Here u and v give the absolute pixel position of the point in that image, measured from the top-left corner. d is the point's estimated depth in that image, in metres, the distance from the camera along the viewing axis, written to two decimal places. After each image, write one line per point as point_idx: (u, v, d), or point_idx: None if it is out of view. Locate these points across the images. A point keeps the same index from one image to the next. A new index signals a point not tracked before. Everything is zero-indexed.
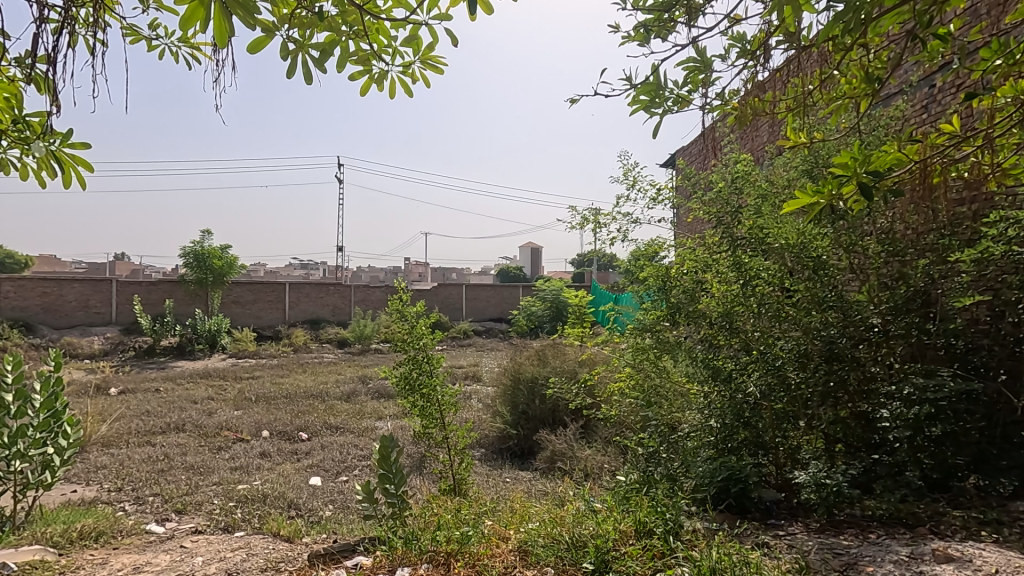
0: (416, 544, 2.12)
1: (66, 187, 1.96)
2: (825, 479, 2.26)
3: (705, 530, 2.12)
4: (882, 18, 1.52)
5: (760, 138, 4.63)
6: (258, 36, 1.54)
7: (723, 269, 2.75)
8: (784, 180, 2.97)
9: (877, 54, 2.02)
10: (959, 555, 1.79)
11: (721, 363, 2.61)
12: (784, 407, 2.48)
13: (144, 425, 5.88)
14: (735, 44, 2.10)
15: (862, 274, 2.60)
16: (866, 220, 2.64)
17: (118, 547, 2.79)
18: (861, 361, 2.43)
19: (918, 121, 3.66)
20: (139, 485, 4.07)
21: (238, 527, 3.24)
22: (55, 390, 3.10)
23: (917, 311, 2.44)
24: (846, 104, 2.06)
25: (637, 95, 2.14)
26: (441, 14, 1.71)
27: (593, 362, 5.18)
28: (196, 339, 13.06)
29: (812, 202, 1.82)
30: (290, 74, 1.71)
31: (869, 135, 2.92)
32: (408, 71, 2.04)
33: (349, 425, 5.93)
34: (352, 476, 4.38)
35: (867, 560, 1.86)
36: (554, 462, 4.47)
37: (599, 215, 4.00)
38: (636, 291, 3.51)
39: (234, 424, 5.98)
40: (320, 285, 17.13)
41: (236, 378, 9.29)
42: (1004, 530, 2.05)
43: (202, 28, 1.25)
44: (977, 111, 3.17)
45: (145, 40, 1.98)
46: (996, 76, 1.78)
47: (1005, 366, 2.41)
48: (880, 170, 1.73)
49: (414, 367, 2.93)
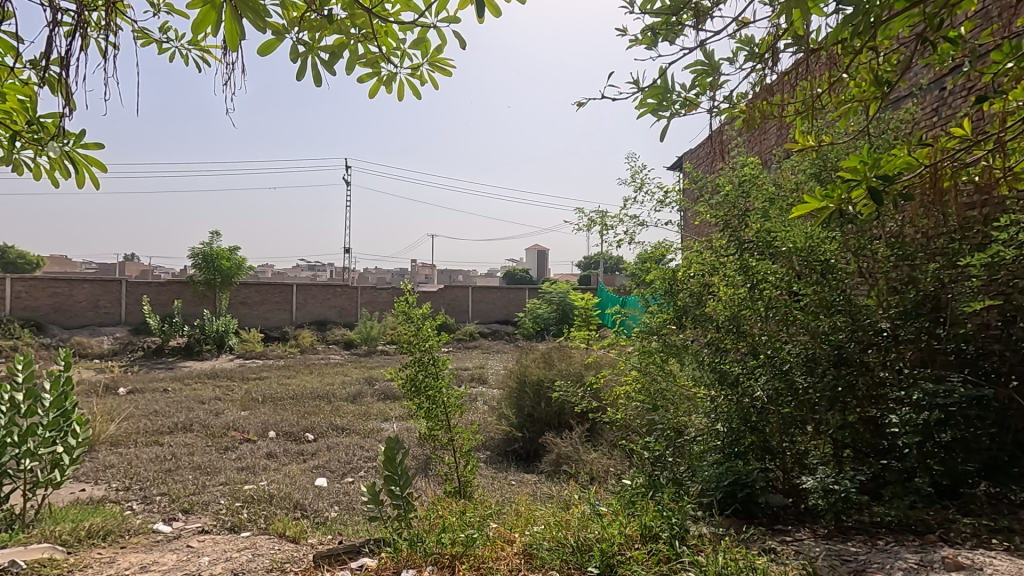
0: (421, 546, 2.10)
1: (79, 187, 1.98)
2: (833, 485, 2.24)
3: (711, 535, 2.10)
4: (894, 19, 1.49)
5: (768, 140, 4.63)
6: (269, 39, 1.55)
7: (730, 273, 2.72)
8: (792, 183, 2.96)
9: (887, 57, 1.99)
10: (970, 563, 1.76)
11: (728, 367, 2.61)
12: (792, 411, 2.46)
13: (152, 425, 5.91)
14: (743, 47, 2.10)
15: (872, 278, 2.59)
16: (875, 225, 2.63)
17: (125, 547, 2.80)
18: (870, 365, 2.41)
19: (929, 124, 3.63)
20: (146, 484, 4.09)
21: (244, 527, 3.26)
22: (65, 390, 3.12)
23: (927, 316, 2.40)
24: (855, 107, 2.04)
25: (644, 99, 2.13)
26: (449, 17, 1.72)
27: (599, 365, 5.16)
28: (204, 339, 13.15)
29: (821, 206, 1.79)
30: (300, 77, 1.72)
31: (877, 138, 2.88)
32: (416, 73, 2.05)
33: (354, 427, 5.93)
34: (358, 478, 4.39)
35: (876, 567, 1.84)
36: (559, 465, 4.46)
37: (605, 217, 3.97)
38: (642, 295, 3.50)
39: (241, 425, 6.00)
40: (328, 287, 17.22)
41: (243, 378, 9.32)
42: (1016, 538, 2.02)
43: (213, 31, 1.27)
44: (989, 115, 3.14)
45: (156, 43, 2.00)
46: (1008, 79, 1.75)
47: (1017, 372, 2.39)
48: (890, 175, 1.71)
49: (419, 369, 2.94)
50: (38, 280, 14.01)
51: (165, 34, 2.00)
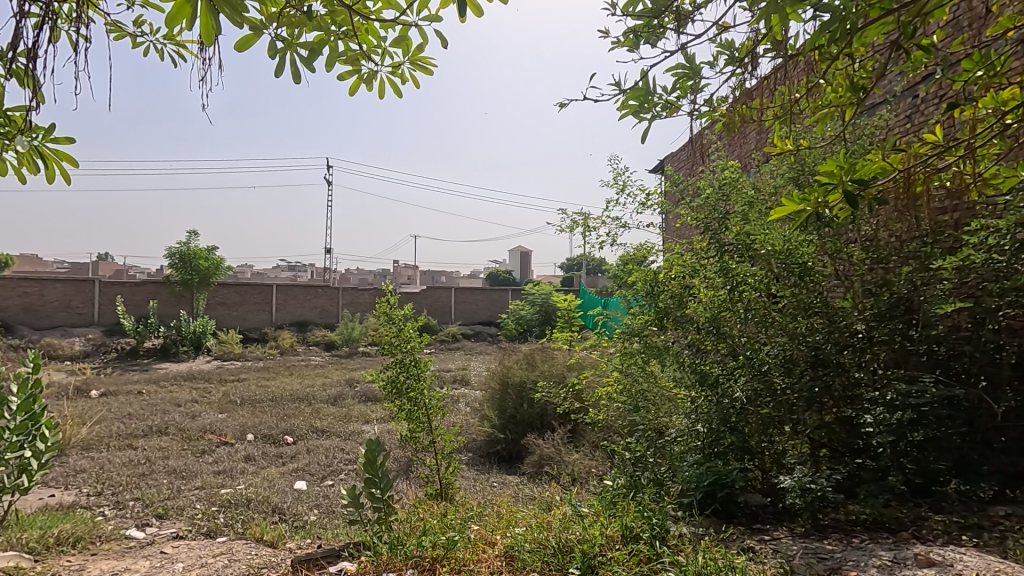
0: (401, 549, 2.09)
1: (49, 183, 1.92)
2: (810, 484, 2.29)
3: (691, 534, 2.11)
4: (869, 27, 1.52)
5: (748, 145, 4.72)
6: (246, 34, 1.53)
7: (711, 274, 2.75)
8: (771, 188, 3.01)
9: (863, 64, 2.02)
10: (941, 559, 1.80)
11: (708, 368, 2.65)
12: (771, 412, 2.49)
13: (126, 428, 5.78)
14: (723, 51, 2.12)
15: (847, 281, 2.64)
16: (851, 228, 2.68)
17: (95, 553, 2.73)
18: (846, 366, 2.46)
19: (902, 130, 3.72)
20: (119, 489, 3.99)
21: (220, 533, 3.19)
22: (33, 392, 3.03)
23: (900, 318, 2.46)
24: (832, 113, 2.05)
25: (625, 100, 2.14)
26: (431, 15, 1.71)
27: (582, 366, 5.18)
28: (180, 341, 12.91)
29: (799, 210, 1.79)
30: (278, 73, 1.69)
31: (853, 143, 2.95)
32: (397, 72, 2.04)
33: (335, 429, 5.86)
34: (338, 480, 4.34)
35: (851, 564, 1.87)
36: (541, 466, 4.45)
37: (588, 219, 3.99)
38: (624, 296, 3.51)
39: (218, 428, 5.88)
40: (309, 288, 17.04)
41: (221, 380, 9.17)
42: (984, 534, 2.07)
43: (188, 25, 1.23)
44: (960, 122, 3.23)
45: (130, 37, 1.96)
46: (978, 87, 1.80)
47: (986, 373, 2.48)
48: (866, 179, 1.73)
49: (400, 371, 2.92)
50: (7, 280, 13.64)
51: (139, 27, 1.96)
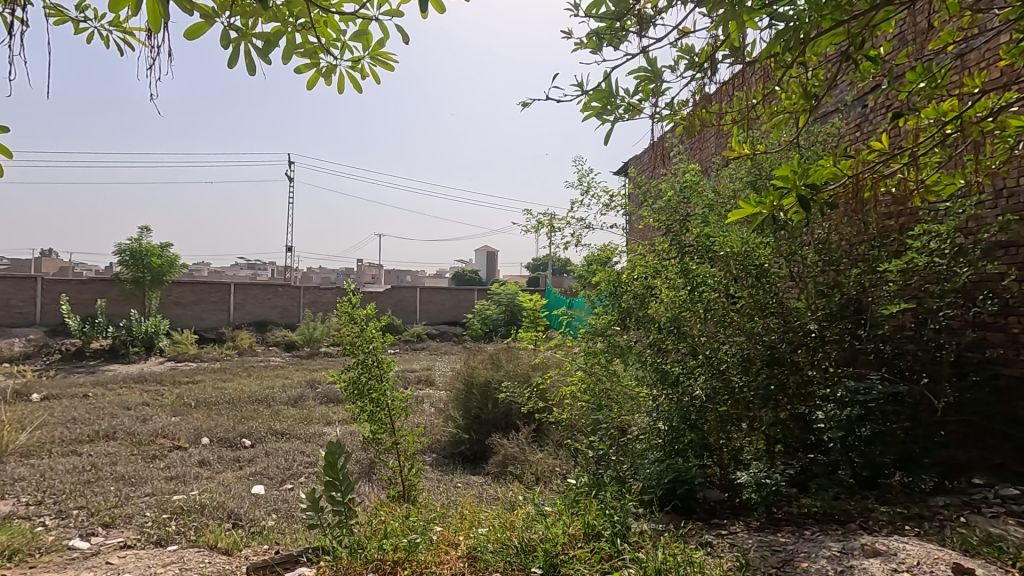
0: (361, 553, 2.07)
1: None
2: (765, 479, 2.36)
3: (651, 531, 2.15)
4: (821, 37, 1.58)
5: (708, 149, 4.84)
6: (197, 22, 1.47)
7: (672, 275, 2.81)
8: (729, 191, 3.09)
9: (815, 72, 2.09)
10: (885, 549, 1.88)
11: (669, 367, 2.70)
12: (728, 410, 2.56)
13: (69, 433, 5.50)
14: (684, 56, 2.16)
15: (802, 283, 2.70)
16: (804, 231, 2.77)
17: (34, 567, 2.58)
18: (799, 364, 2.54)
19: (852, 137, 3.88)
20: (62, 498, 3.79)
21: (171, 541, 3.07)
22: None
23: (850, 318, 2.57)
24: (786, 119, 2.12)
25: (588, 102, 2.16)
26: (392, 10, 1.68)
27: (546, 365, 5.21)
28: (131, 342, 12.37)
29: (755, 213, 1.85)
30: (232, 65, 1.64)
31: (806, 150, 3.06)
32: (358, 66, 2.00)
33: (295, 431, 5.73)
34: (297, 484, 4.24)
35: (802, 556, 1.94)
36: (505, 466, 4.46)
37: (553, 219, 4.01)
38: (588, 296, 3.54)
39: (170, 432, 5.66)
40: (269, 287, 16.59)
41: (174, 382, 8.84)
42: (925, 523, 2.18)
43: (133, 11, 1.18)
44: (906, 132, 3.39)
45: (72, 21, 1.86)
46: (920, 98, 1.89)
47: (928, 370, 2.65)
48: (817, 184, 1.80)
49: (362, 372, 2.87)
50: None
51: (82, 12, 1.86)
